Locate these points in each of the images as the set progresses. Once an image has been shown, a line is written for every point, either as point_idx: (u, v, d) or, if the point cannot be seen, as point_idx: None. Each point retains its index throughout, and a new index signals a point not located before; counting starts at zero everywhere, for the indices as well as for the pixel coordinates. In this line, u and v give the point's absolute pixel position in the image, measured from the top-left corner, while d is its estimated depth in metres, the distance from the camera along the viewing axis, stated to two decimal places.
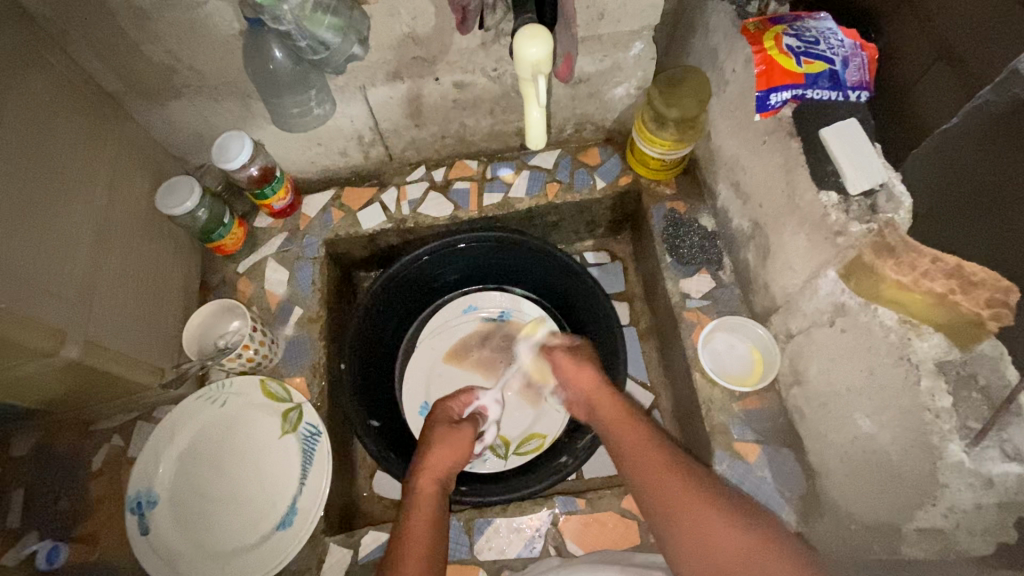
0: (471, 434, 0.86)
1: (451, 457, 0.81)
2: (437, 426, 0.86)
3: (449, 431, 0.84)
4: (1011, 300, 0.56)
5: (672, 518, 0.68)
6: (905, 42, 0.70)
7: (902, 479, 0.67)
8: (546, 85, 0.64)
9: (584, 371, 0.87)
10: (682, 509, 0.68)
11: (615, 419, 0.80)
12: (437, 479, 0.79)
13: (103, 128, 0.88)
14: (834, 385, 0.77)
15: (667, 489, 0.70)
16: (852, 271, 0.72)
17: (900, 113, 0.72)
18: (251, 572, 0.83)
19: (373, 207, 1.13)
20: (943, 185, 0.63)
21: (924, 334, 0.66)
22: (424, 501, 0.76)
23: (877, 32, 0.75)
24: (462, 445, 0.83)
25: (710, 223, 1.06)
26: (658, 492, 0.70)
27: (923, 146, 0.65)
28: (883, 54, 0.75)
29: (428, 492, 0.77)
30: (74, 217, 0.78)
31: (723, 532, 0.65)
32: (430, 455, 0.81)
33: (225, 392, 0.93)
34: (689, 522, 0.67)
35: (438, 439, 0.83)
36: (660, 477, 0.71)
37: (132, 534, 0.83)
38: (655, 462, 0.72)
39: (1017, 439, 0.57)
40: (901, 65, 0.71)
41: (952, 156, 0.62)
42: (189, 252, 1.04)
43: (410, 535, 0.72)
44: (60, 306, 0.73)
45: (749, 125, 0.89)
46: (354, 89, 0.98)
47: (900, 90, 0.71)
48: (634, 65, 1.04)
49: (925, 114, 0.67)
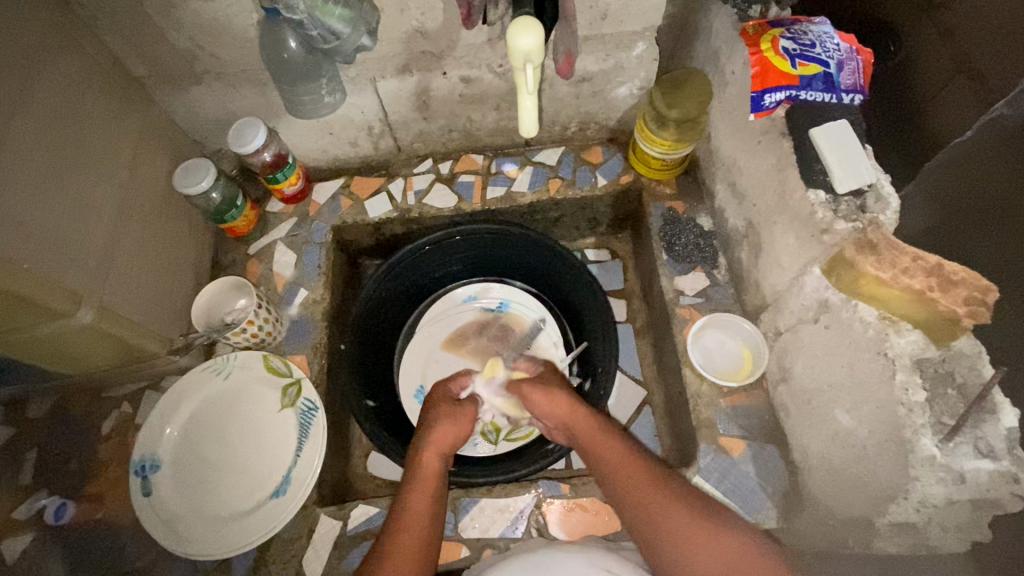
0: (472, 414, 0.88)
1: (455, 434, 0.84)
2: (441, 405, 0.89)
3: (453, 411, 0.87)
4: (988, 299, 0.60)
5: (653, 517, 0.69)
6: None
7: (878, 474, 0.68)
8: (536, 75, 0.66)
9: (557, 400, 0.84)
10: (662, 512, 0.69)
11: (591, 437, 0.79)
12: (441, 454, 0.81)
13: (129, 110, 0.93)
14: (817, 381, 0.78)
15: (648, 490, 0.71)
16: (834, 267, 0.72)
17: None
18: (242, 538, 0.86)
19: (380, 196, 1.17)
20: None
21: (903, 330, 0.66)
22: (427, 475, 0.78)
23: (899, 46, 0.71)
24: (465, 419, 0.86)
25: (708, 223, 1.07)
26: (636, 496, 0.72)
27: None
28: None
29: (431, 467, 0.79)
30: (96, 191, 0.83)
31: (699, 535, 0.67)
32: (435, 432, 0.82)
33: (230, 364, 0.97)
34: (669, 524, 0.68)
35: (441, 418, 0.85)
36: (643, 479, 0.72)
37: (134, 495, 0.87)
38: (638, 465, 0.74)
39: (991, 435, 0.61)
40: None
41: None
42: (202, 232, 1.09)
43: (410, 511, 0.73)
44: (77, 271, 0.78)
45: (745, 126, 0.91)
46: (365, 81, 1.02)
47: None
48: (637, 65, 1.07)
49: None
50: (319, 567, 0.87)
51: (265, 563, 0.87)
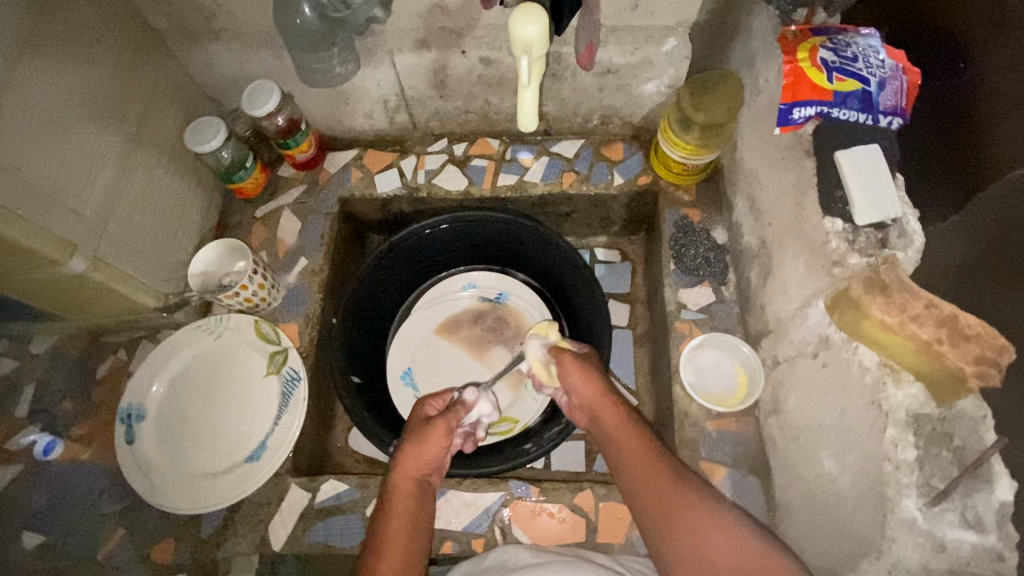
0: (445, 427, 0.79)
1: (425, 453, 0.77)
2: (411, 423, 0.82)
3: (421, 427, 0.80)
4: (1002, 361, 0.54)
5: (672, 530, 0.65)
6: (991, 80, 0.57)
7: (856, 526, 0.64)
8: (529, 69, 0.65)
9: (590, 381, 0.82)
10: (679, 520, 0.64)
11: (616, 430, 0.76)
12: (413, 475, 0.76)
13: (143, 62, 0.93)
14: (808, 420, 0.74)
15: (666, 499, 0.67)
16: (838, 303, 0.67)
17: (971, 153, 0.60)
18: (215, 497, 0.88)
19: (391, 172, 1.15)
20: (999, 240, 0.54)
21: (904, 382, 0.62)
22: (401, 503, 0.73)
23: (967, 62, 0.61)
24: (433, 437, 0.78)
25: (723, 236, 1.02)
26: (654, 501, 0.68)
27: (989, 189, 0.56)
28: (965, 94, 0.61)
29: (405, 490, 0.74)
30: (101, 141, 0.84)
31: (716, 535, 0.62)
32: (403, 453, 0.77)
33: (222, 326, 0.99)
34: (693, 537, 0.63)
35: (409, 436, 0.79)
36: (662, 492, 0.67)
37: (117, 441, 0.90)
38: (650, 471, 0.70)
39: (981, 506, 0.55)
40: (982, 103, 0.58)
41: (1006, 206, 0.53)
42: (211, 191, 1.09)
43: (389, 535, 0.69)
44: (74, 221, 0.79)
45: (771, 139, 0.85)
46: (382, 53, 1.00)
47: (980, 131, 0.59)
48: (666, 61, 1.01)
49: (996, 157, 0.56)
50: (284, 535, 0.88)
51: (233, 524, 0.89)
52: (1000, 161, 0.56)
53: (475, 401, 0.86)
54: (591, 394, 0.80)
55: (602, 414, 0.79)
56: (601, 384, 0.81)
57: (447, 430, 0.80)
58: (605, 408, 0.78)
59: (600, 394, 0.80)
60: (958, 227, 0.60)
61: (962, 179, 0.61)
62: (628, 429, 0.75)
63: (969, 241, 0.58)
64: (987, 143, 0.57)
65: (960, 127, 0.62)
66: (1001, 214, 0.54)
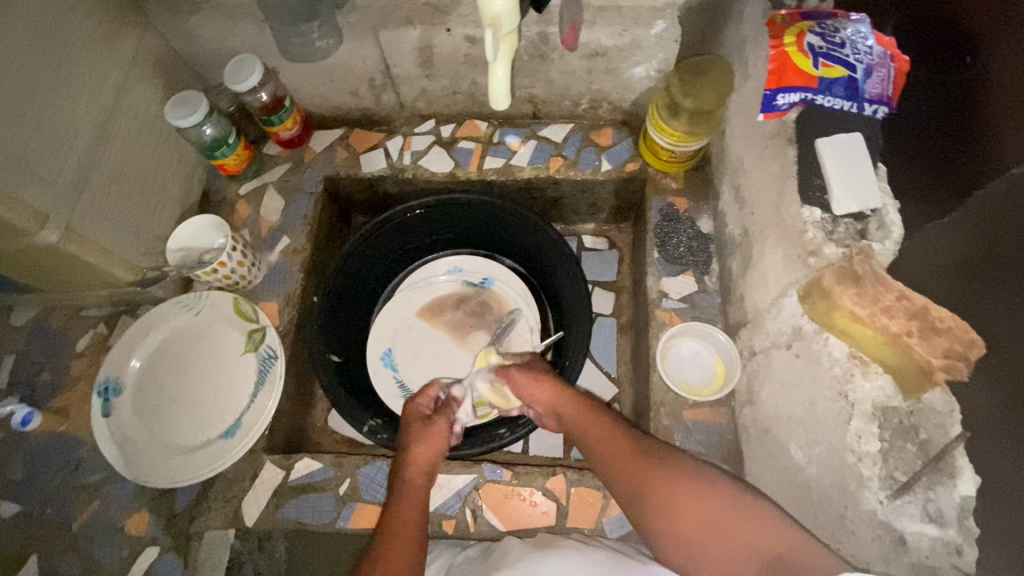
0: (444, 425, 0.82)
1: (430, 451, 0.79)
2: (410, 425, 0.83)
3: (421, 428, 0.82)
4: (971, 355, 0.54)
5: (644, 501, 0.68)
6: (994, 71, 0.52)
7: (821, 517, 0.64)
8: (494, 42, 0.65)
9: (543, 380, 0.84)
10: (649, 489, 0.68)
11: (578, 419, 0.79)
12: (420, 471, 0.77)
13: (120, 32, 0.91)
14: (779, 411, 0.74)
15: (634, 470, 0.70)
16: (809, 294, 0.66)
17: (967, 149, 0.55)
18: (190, 472, 0.88)
19: (376, 152, 1.14)
20: (998, 242, 0.50)
21: (870, 373, 0.63)
22: (410, 494, 0.74)
23: (972, 59, 0.55)
24: (437, 436, 0.81)
25: (708, 226, 1.01)
26: (624, 478, 0.71)
27: (988, 187, 0.52)
28: (970, 87, 0.56)
29: (415, 483, 0.76)
30: (75, 112, 0.83)
31: (678, 496, 0.65)
32: (413, 451, 0.79)
33: (201, 302, 0.98)
34: (663, 504, 0.66)
35: (413, 436, 0.81)
36: (636, 469, 0.70)
37: (93, 415, 0.89)
38: (622, 453, 0.72)
39: (942, 500, 0.55)
40: (988, 98, 0.53)
41: (1012, 203, 0.49)
42: (193, 166, 1.08)
43: (401, 522, 0.70)
44: (45, 191, 0.78)
45: (757, 127, 0.84)
46: (366, 29, 0.98)
47: (983, 128, 0.53)
48: (656, 45, 0.99)
49: (994, 155, 0.52)
50: (257, 511, 0.89)
51: (207, 498, 0.90)
52: (995, 158, 0.51)
53: (463, 398, 0.90)
54: (548, 390, 0.84)
55: (562, 408, 0.82)
56: (556, 379, 0.85)
57: (446, 429, 0.82)
58: (564, 402, 0.81)
59: (556, 389, 0.83)
60: (958, 224, 0.56)
61: (957, 175, 0.56)
62: (586, 412, 0.79)
63: (970, 238, 0.54)
64: (985, 139, 0.53)
65: (956, 122, 0.58)
66: (1004, 210, 0.50)
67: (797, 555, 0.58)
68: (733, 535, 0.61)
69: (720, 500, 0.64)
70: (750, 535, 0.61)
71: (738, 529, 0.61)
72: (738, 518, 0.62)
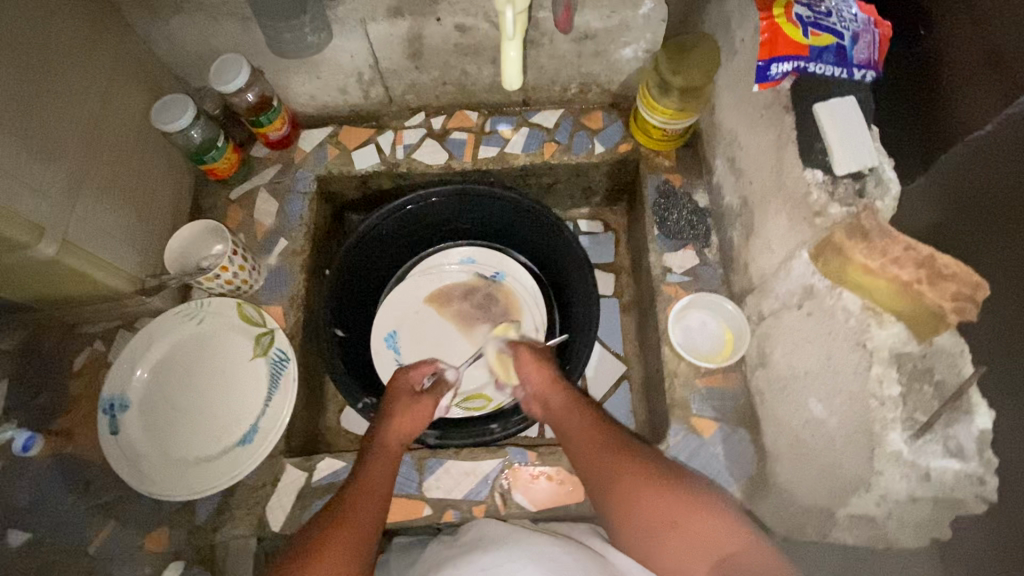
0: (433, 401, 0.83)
1: (411, 424, 0.81)
2: (398, 395, 0.84)
3: (411, 401, 0.83)
4: (977, 296, 0.58)
5: (610, 494, 0.71)
6: (947, 41, 0.60)
7: (845, 462, 0.68)
8: (513, 19, 0.66)
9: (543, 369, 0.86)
10: (618, 485, 0.71)
11: (564, 410, 0.80)
12: (394, 442, 0.79)
13: (102, 37, 0.89)
14: (794, 368, 0.77)
15: (608, 462, 0.72)
16: (821, 252, 0.69)
17: (928, 114, 0.63)
18: (207, 482, 0.86)
19: (368, 148, 1.13)
20: (971, 197, 0.59)
21: (885, 322, 0.65)
22: (380, 463, 0.76)
23: (926, 29, 0.64)
24: (422, 411, 0.82)
25: (704, 199, 1.03)
26: (593, 463, 0.74)
27: (952, 151, 0.59)
28: (926, 58, 0.64)
29: (388, 452, 0.78)
30: (64, 121, 0.80)
31: (649, 496, 0.68)
32: (395, 419, 0.80)
33: (203, 310, 0.96)
34: (627, 500, 0.70)
35: (399, 408, 0.82)
36: (608, 461, 0.73)
37: (100, 432, 0.87)
38: (599, 441, 0.75)
39: (960, 436, 0.61)
40: (945, 66, 0.61)
41: (977, 164, 0.57)
42: (181, 173, 1.05)
43: (364, 490, 0.73)
44: (41, 203, 0.75)
45: (750, 98, 0.86)
46: (354, 22, 0.97)
47: (940, 93, 0.61)
48: (643, 25, 1.01)
49: (951, 117, 0.59)
50: (282, 516, 0.87)
51: (229, 507, 0.88)
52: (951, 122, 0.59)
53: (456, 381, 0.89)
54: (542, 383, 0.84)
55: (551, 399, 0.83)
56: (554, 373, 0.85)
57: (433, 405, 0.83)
58: (553, 392, 0.83)
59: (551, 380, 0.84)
60: (927, 189, 0.63)
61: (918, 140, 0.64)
62: (573, 408, 0.80)
63: (944, 197, 0.62)
64: (941, 105, 0.61)
65: (916, 90, 0.65)
66: (972, 171, 0.58)
67: (744, 557, 0.64)
68: (687, 530, 0.66)
69: (691, 504, 0.67)
70: (701, 529, 0.66)
71: (700, 527, 0.66)
72: (700, 521, 0.66)
